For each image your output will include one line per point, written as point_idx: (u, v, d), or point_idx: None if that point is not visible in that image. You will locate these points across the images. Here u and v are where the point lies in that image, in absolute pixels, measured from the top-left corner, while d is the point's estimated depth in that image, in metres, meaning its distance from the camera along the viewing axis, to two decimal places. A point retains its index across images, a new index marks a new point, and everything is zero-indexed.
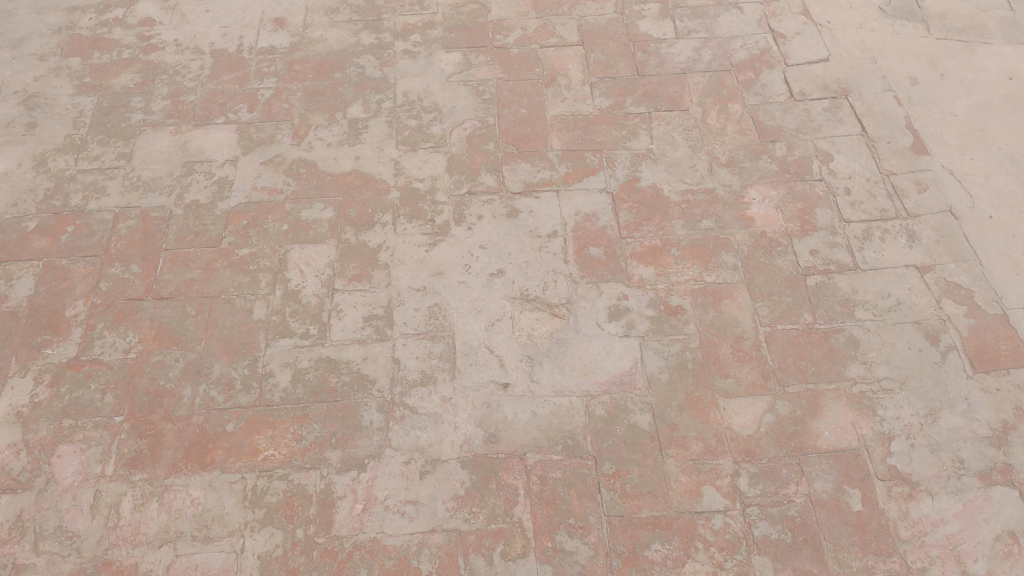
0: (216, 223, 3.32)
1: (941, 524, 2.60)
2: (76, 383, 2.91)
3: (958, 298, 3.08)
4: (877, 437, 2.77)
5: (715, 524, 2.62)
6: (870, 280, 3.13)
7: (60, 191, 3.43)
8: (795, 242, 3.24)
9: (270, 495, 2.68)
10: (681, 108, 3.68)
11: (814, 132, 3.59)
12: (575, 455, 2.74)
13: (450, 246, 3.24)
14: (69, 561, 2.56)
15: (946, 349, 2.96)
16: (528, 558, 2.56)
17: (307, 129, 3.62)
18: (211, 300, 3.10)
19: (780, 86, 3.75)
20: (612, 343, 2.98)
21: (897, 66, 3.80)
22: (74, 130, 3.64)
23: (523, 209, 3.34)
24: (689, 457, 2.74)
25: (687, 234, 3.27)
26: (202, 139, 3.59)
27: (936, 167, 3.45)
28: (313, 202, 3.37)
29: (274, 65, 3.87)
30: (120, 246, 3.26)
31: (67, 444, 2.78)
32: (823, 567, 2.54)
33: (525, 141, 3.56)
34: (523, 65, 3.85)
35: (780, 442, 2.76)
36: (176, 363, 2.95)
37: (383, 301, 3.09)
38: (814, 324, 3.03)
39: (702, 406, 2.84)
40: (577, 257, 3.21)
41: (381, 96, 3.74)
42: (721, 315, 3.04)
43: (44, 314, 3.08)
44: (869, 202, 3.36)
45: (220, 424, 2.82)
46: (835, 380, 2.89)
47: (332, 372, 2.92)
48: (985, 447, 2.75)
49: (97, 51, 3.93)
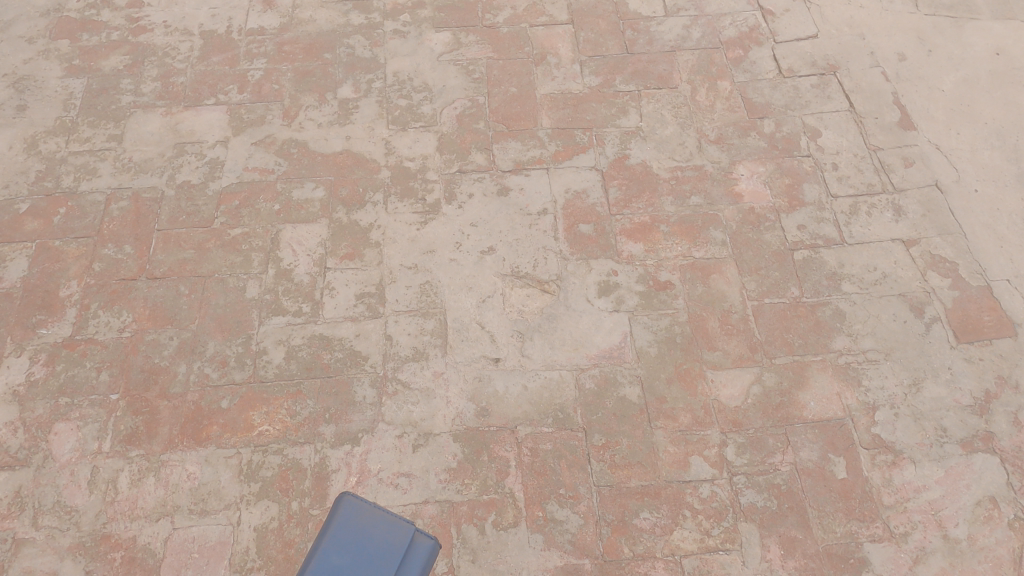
0: (209, 204, 3.34)
1: (924, 490, 2.66)
2: (71, 362, 2.94)
3: (944, 271, 3.12)
4: (862, 407, 2.82)
5: (703, 492, 2.67)
6: (856, 253, 3.17)
7: (51, 173, 3.44)
8: (783, 217, 3.27)
9: (265, 469, 2.72)
10: (670, 86, 3.69)
11: (802, 109, 3.61)
12: (566, 428, 2.79)
13: (441, 224, 3.26)
14: (68, 535, 2.60)
15: (930, 321, 3.01)
16: (520, 527, 2.61)
17: (298, 109, 3.62)
18: (204, 279, 3.13)
19: (769, 64, 3.77)
20: (601, 318, 3.02)
21: (886, 42, 3.82)
22: (65, 112, 3.64)
23: (513, 187, 3.37)
24: (677, 429, 2.78)
25: (676, 211, 3.30)
26: (193, 120, 3.60)
27: (923, 142, 3.48)
28: (304, 181, 3.39)
29: (264, 45, 3.87)
30: (113, 227, 3.28)
31: (64, 422, 2.81)
32: (808, 533, 2.59)
33: (515, 119, 3.58)
34: (513, 44, 3.85)
35: (766, 413, 2.81)
36: (171, 341, 2.98)
37: (375, 279, 3.12)
38: (801, 298, 3.06)
39: (690, 378, 2.88)
40: (567, 234, 3.23)
41: (372, 76, 3.75)
42: (709, 290, 3.08)
43: (38, 294, 3.10)
44: (856, 176, 3.39)
45: (214, 401, 2.85)
46: (821, 352, 2.94)
47: (325, 349, 2.96)
48: (968, 415, 2.80)
49: (86, 33, 3.92)
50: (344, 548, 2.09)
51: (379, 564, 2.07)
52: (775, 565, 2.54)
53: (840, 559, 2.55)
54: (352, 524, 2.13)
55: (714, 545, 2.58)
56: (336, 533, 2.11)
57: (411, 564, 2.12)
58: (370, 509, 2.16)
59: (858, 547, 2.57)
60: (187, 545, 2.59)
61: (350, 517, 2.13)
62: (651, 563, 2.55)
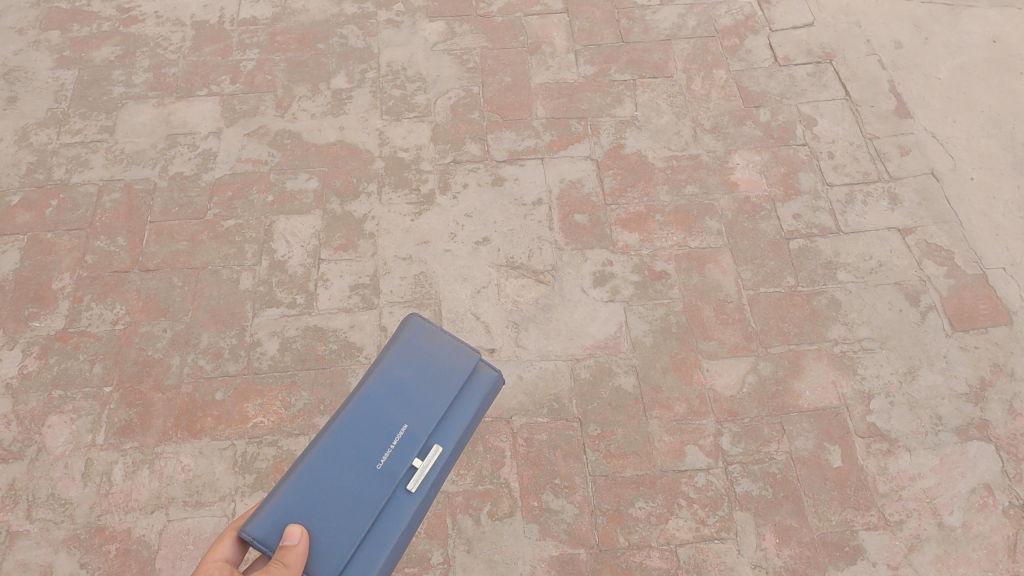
0: (202, 195, 3.32)
1: (919, 478, 2.66)
2: (64, 355, 2.93)
3: (939, 259, 3.11)
4: (857, 395, 2.82)
5: (698, 482, 2.67)
6: (852, 242, 3.16)
7: (43, 165, 3.41)
8: (778, 206, 3.26)
9: (260, 461, 2.71)
10: (666, 75, 3.67)
11: (798, 97, 3.59)
12: (561, 418, 2.78)
13: (435, 215, 3.25)
14: (63, 527, 2.60)
15: (926, 309, 3.00)
16: (515, 517, 2.61)
17: (291, 100, 3.60)
18: (197, 271, 3.11)
19: (764, 52, 3.75)
20: (597, 308, 3.01)
21: (882, 30, 3.80)
22: (56, 104, 3.61)
23: (508, 177, 3.35)
24: (673, 418, 2.78)
25: (671, 200, 3.29)
26: (185, 111, 3.58)
27: (919, 130, 3.47)
28: (298, 172, 3.37)
29: (256, 36, 3.84)
30: (105, 219, 3.26)
31: (57, 415, 2.81)
32: (803, 522, 2.60)
33: (510, 109, 3.56)
34: (507, 33, 3.83)
35: (762, 402, 2.80)
36: (164, 333, 2.97)
37: (370, 270, 3.11)
38: (796, 287, 3.06)
39: (686, 368, 2.88)
40: (562, 224, 3.22)
41: (365, 66, 3.72)
42: (705, 280, 3.07)
43: (30, 287, 3.08)
44: (852, 165, 3.38)
45: (208, 393, 2.84)
46: (817, 341, 2.93)
47: (319, 340, 2.95)
48: (963, 404, 2.80)
49: (76, 24, 3.89)
50: (409, 364, 2.13)
51: (441, 380, 2.14)
52: (770, 553, 2.54)
53: (835, 547, 2.55)
54: (418, 344, 2.16)
55: (709, 534, 2.58)
56: (401, 349, 2.15)
57: (470, 386, 2.20)
58: (437, 334, 2.19)
59: (853, 535, 2.57)
60: (181, 537, 2.58)
61: (416, 338, 2.17)
62: (646, 553, 2.55)
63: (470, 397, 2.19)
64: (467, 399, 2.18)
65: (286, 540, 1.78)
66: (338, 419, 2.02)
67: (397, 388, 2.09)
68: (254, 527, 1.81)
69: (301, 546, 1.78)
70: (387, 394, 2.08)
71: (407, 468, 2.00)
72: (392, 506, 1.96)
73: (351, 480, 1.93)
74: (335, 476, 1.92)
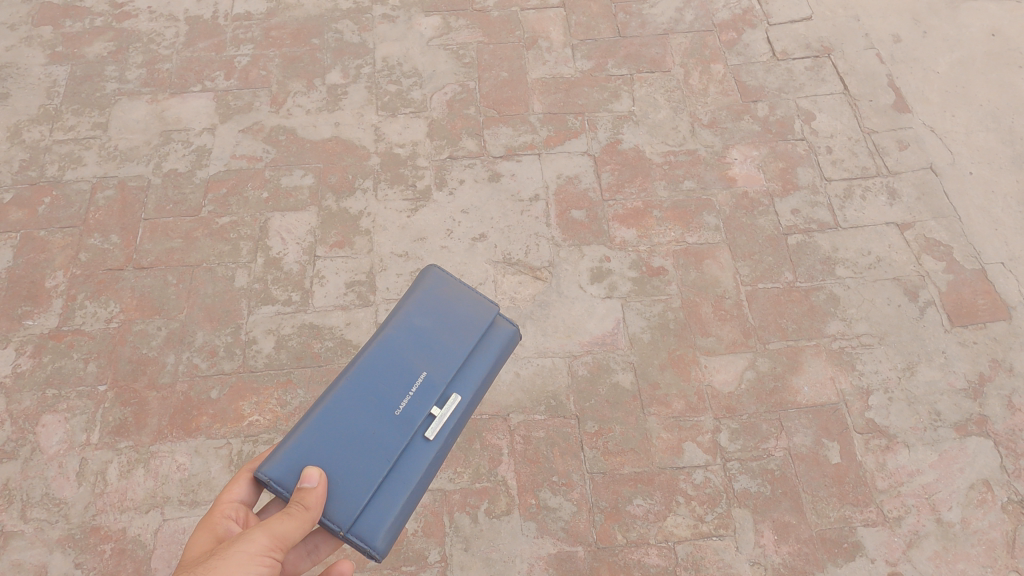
0: (196, 192, 3.29)
1: (918, 474, 2.66)
2: (58, 353, 2.90)
3: (938, 254, 3.10)
4: (856, 391, 2.81)
5: (697, 479, 2.66)
6: (850, 237, 3.15)
7: (36, 162, 3.39)
8: (776, 201, 3.24)
9: (256, 459, 2.69)
10: (663, 69, 3.65)
11: (796, 92, 3.57)
12: (559, 415, 2.77)
13: (432, 211, 3.23)
14: (57, 527, 2.58)
15: (925, 304, 2.99)
16: (513, 515, 2.60)
17: (286, 96, 3.57)
18: (192, 268, 3.09)
19: (762, 46, 3.72)
20: (594, 304, 3.00)
21: (880, 24, 3.78)
22: (48, 100, 3.58)
23: (504, 172, 3.33)
24: (671, 415, 2.77)
25: (669, 196, 3.27)
26: (179, 107, 3.55)
27: (918, 125, 3.45)
28: (293, 168, 3.35)
29: (251, 31, 3.81)
30: (99, 217, 3.23)
31: (51, 414, 2.79)
32: (802, 518, 2.59)
33: (507, 104, 3.53)
34: (504, 28, 3.80)
35: (760, 398, 2.79)
36: (159, 331, 2.95)
37: (366, 267, 3.09)
38: (795, 282, 3.04)
39: (684, 364, 2.87)
40: (559, 220, 3.20)
41: (361, 61, 3.70)
42: (703, 275, 3.06)
43: (24, 285, 3.06)
44: (850, 160, 3.36)
45: (204, 391, 2.82)
46: (815, 337, 2.92)
47: (315, 338, 2.93)
48: (961, 399, 2.79)
49: (69, 19, 3.85)
50: (427, 313, 2.15)
51: (460, 331, 2.15)
52: (769, 550, 2.54)
53: (833, 543, 2.54)
54: (437, 295, 2.19)
55: (707, 531, 2.57)
56: (420, 298, 2.18)
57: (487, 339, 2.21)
58: (455, 286, 2.22)
59: (852, 532, 2.56)
60: (177, 537, 2.57)
61: (436, 289, 2.20)
62: (645, 550, 2.54)
63: (488, 349, 2.20)
64: (483, 350, 2.19)
65: (303, 482, 1.78)
66: (355, 364, 2.04)
67: (416, 336, 2.10)
68: (272, 468, 1.82)
69: (320, 488, 1.78)
70: (406, 341, 2.09)
71: (425, 415, 2.00)
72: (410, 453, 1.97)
73: (370, 425, 1.94)
74: (353, 418, 1.93)
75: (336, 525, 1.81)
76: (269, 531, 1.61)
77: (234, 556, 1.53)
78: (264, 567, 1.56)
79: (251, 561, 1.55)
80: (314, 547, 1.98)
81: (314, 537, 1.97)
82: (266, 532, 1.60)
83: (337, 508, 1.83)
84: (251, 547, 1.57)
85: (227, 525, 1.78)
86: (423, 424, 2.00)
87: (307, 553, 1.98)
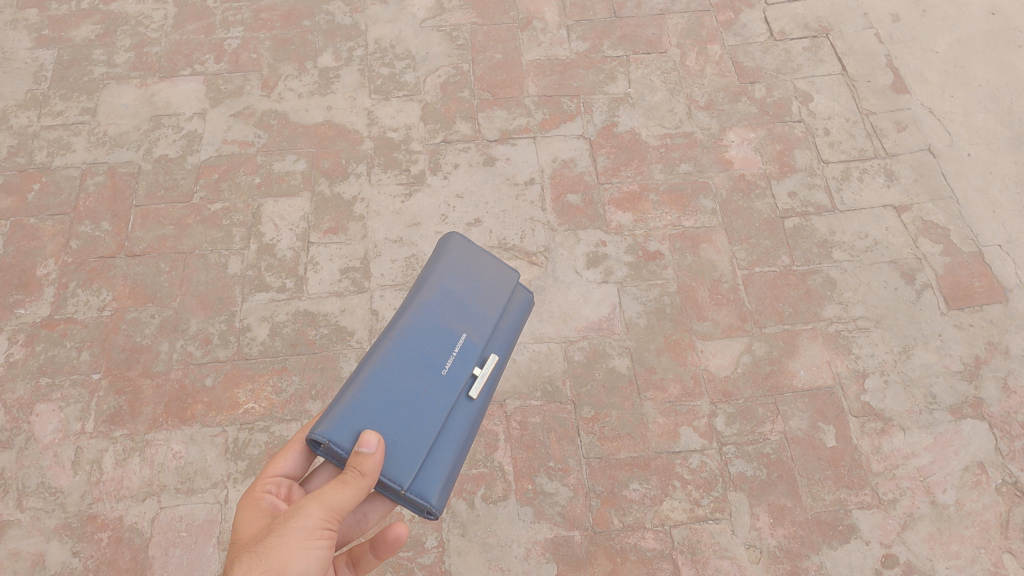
0: (187, 177, 3.26)
1: (913, 457, 2.67)
2: (51, 342, 2.88)
3: (935, 237, 3.09)
4: (852, 374, 2.81)
5: (693, 463, 2.66)
6: (847, 220, 3.13)
7: (24, 148, 3.34)
8: (773, 184, 3.22)
9: (252, 447, 2.69)
10: (659, 51, 3.60)
11: (794, 73, 3.53)
12: (555, 400, 2.76)
13: (426, 196, 3.20)
14: (54, 516, 2.58)
15: (922, 287, 2.98)
16: (509, 500, 2.60)
17: (277, 79, 3.52)
18: (185, 256, 3.06)
19: (760, 26, 3.67)
20: (590, 290, 2.98)
21: (879, 3, 3.73)
22: (35, 85, 3.52)
23: (499, 157, 3.30)
24: (667, 399, 2.77)
25: (665, 179, 3.24)
26: (169, 92, 3.49)
27: (916, 106, 3.42)
28: (285, 153, 3.31)
29: (240, 13, 3.74)
30: (89, 203, 3.20)
31: (45, 403, 2.77)
32: (797, 501, 2.60)
33: (501, 87, 3.49)
34: (498, 9, 3.74)
35: (756, 382, 2.79)
36: (152, 319, 2.93)
37: (360, 253, 3.06)
38: (791, 266, 3.03)
39: (680, 349, 2.86)
40: (554, 204, 3.18)
41: (353, 43, 3.64)
42: (699, 260, 3.04)
43: (15, 274, 3.03)
44: (848, 141, 3.33)
45: (198, 379, 2.81)
46: (811, 320, 2.91)
47: (310, 325, 2.91)
48: (957, 381, 2.80)
49: (55, 2, 3.78)
50: (457, 275, 2.07)
51: (490, 296, 2.09)
52: (764, 533, 2.55)
53: (828, 526, 2.56)
54: (462, 260, 2.11)
55: (703, 515, 2.58)
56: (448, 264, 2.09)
57: (512, 318, 2.16)
58: (475, 249, 2.15)
59: (847, 514, 2.58)
60: (174, 524, 2.57)
61: (459, 254, 2.12)
62: (641, 534, 2.55)
63: (499, 346, 2.09)
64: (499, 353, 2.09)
65: (361, 446, 1.65)
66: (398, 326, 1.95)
67: (451, 300, 2.03)
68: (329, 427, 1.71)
69: (378, 454, 1.66)
70: (441, 304, 2.01)
71: (468, 376, 1.94)
72: (452, 426, 1.90)
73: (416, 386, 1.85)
74: (401, 376, 1.85)
75: (397, 483, 1.73)
76: (323, 503, 1.54)
77: (290, 533, 1.49)
78: (322, 542, 1.52)
79: (310, 537, 1.50)
80: (361, 518, 1.92)
81: (362, 506, 1.92)
82: (320, 505, 1.53)
83: (398, 460, 1.74)
84: (307, 523, 1.51)
85: (271, 500, 1.71)
86: (465, 386, 1.94)
87: (357, 522, 1.93)
